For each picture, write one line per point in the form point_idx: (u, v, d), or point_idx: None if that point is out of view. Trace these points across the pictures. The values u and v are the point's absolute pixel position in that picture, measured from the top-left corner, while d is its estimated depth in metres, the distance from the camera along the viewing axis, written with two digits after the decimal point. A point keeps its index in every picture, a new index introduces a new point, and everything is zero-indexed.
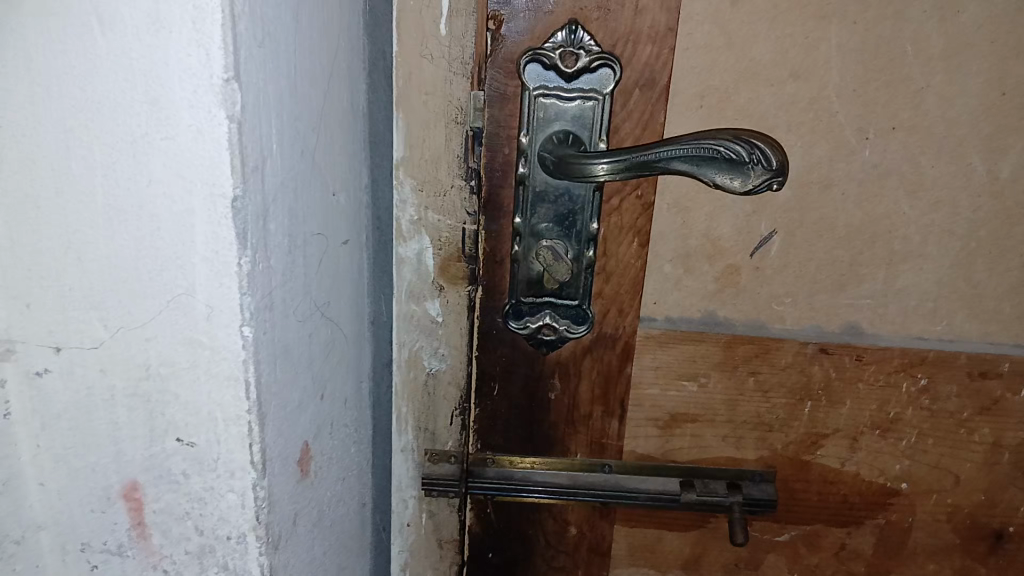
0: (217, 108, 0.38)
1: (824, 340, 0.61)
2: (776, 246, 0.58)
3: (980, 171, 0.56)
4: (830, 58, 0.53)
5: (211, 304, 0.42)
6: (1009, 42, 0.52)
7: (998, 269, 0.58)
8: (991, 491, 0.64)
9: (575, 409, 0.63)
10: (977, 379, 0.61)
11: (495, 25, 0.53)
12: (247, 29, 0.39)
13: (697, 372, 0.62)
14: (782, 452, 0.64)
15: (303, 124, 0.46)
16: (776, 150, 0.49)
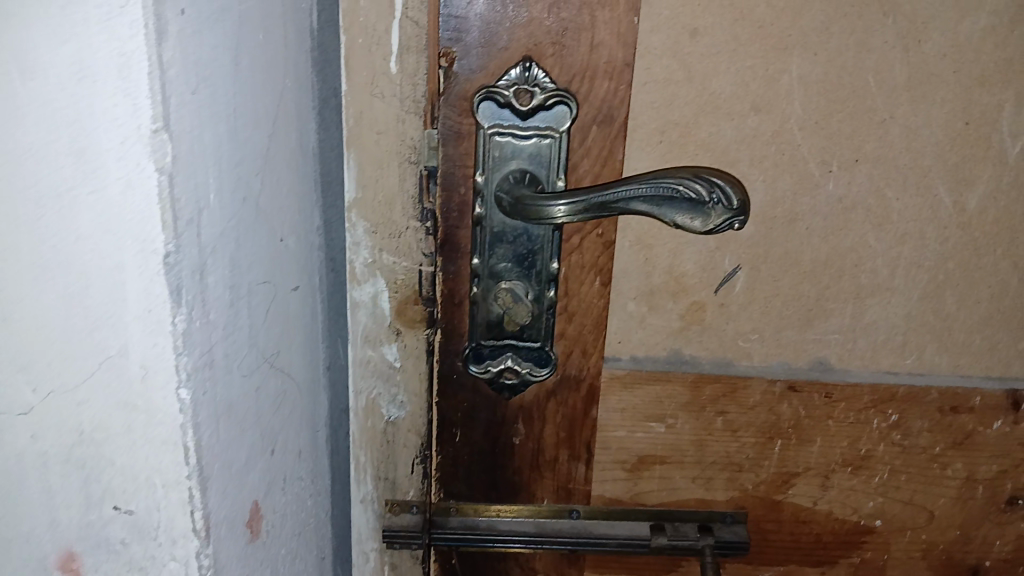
0: (146, 160, 0.36)
1: (792, 376, 0.59)
2: (741, 282, 0.56)
3: (946, 202, 0.55)
4: (791, 90, 0.52)
5: (145, 364, 0.39)
6: (972, 72, 0.52)
7: (968, 301, 0.57)
8: (965, 527, 0.63)
9: (540, 453, 0.61)
10: (949, 414, 0.60)
11: (447, 62, 0.51)
12: (178, 76, 0.36)
13: (664, 413, 0.60)
14: (752, 492, 0.62)
15: (245, 169, 0.44)
16: (737, 188, 0.48)
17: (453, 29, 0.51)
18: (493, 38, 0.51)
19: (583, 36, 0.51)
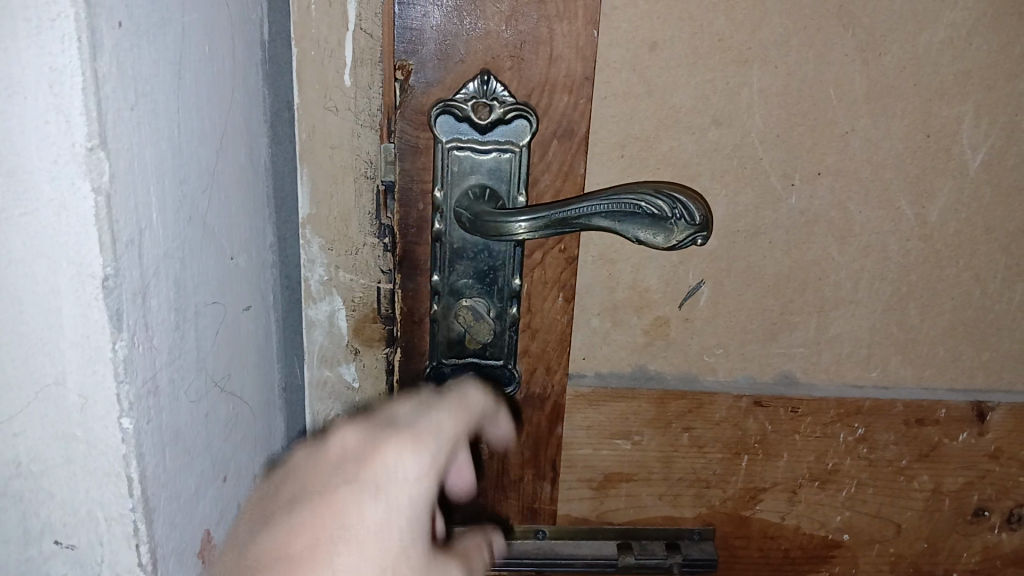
0: (81, 180, 0.34)
1: (758, 392, 0.58)
2: (705, 297, 0.56)
3: (909, 215, 0.54)
4: (752, 102, 0.51)
5: (85, 394, 0.37)
6: (931, 84, 0.51)
7: (931, 312, 0.57)
8: (932, 539, 0.63)
9: (504, 473, 0.60)
10: (914, 427, 0.59)
11: (403, 75, 0.50)
12: (115, 91, 0.35)
13: (630, 431, 0.59)
14: (720, 509, 0.61)
15: (190, 187, 0.43)
16: (700, 204, 0.48)
17: (408, 40, 0.49)
18: (449, 50, 0.49)
19: (541, 49, 0.49)
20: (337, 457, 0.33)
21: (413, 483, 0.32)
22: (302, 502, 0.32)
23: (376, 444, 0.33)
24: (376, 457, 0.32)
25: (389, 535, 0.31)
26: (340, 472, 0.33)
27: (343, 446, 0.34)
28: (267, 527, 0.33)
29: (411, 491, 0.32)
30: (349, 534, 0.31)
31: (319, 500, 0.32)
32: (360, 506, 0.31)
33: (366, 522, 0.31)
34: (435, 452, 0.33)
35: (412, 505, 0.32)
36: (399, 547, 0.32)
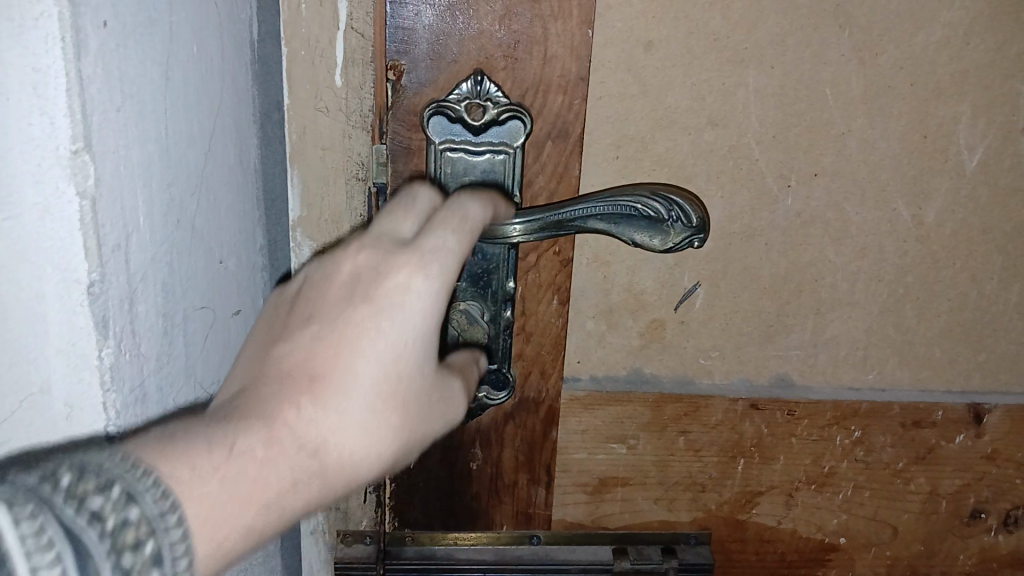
0: (66, 183, 0.33)
1: (754, 395, 0.58)
2: (700, 299, 0.55)
3: (905, 216, 0.54)
4: (748, 103, 0.51)
5: (71, 403, 0.37)
6: (928, 84, 0.51)
7: (927, 314, 0.56)
8: (929, 541, 0.62)
9: (498, 478, 0.59)
10: (911, 429, 0.59)
11: (396, 75, 0.49)
12: (101, 92, 0.34)
13: (626, 434, 0.58)
14: (716, 513, 0.61)
15: (178, 190, 0.42)
16: (695, 206, 0.49)
17: (400, 41, 0.49)
18: (441, 50, 0.49)
19: (535, 50, 0.49)
20: (349, 276, 0.35)
21: (423, 298, 0.34)
22: (317, 320, 0.34)
23: (388, 264, 0.34)
24: (389, 277, 0.34)
25: (404, 346, 0.34)
26: (352, 291, 0.34)
27: (353, 267, 0.35)
28: (283, 338, 0.34)
29: (423, 307, 0.34)
30: (366, 348, 0.33)
31: (335, 319, 0.34)
32: (374, 324, 0.33)
33: (382, 337, 0.33)
34: (445, 273, 0.35)
35: (425, 317, 0.34)
36: (413, 354, 0.34)
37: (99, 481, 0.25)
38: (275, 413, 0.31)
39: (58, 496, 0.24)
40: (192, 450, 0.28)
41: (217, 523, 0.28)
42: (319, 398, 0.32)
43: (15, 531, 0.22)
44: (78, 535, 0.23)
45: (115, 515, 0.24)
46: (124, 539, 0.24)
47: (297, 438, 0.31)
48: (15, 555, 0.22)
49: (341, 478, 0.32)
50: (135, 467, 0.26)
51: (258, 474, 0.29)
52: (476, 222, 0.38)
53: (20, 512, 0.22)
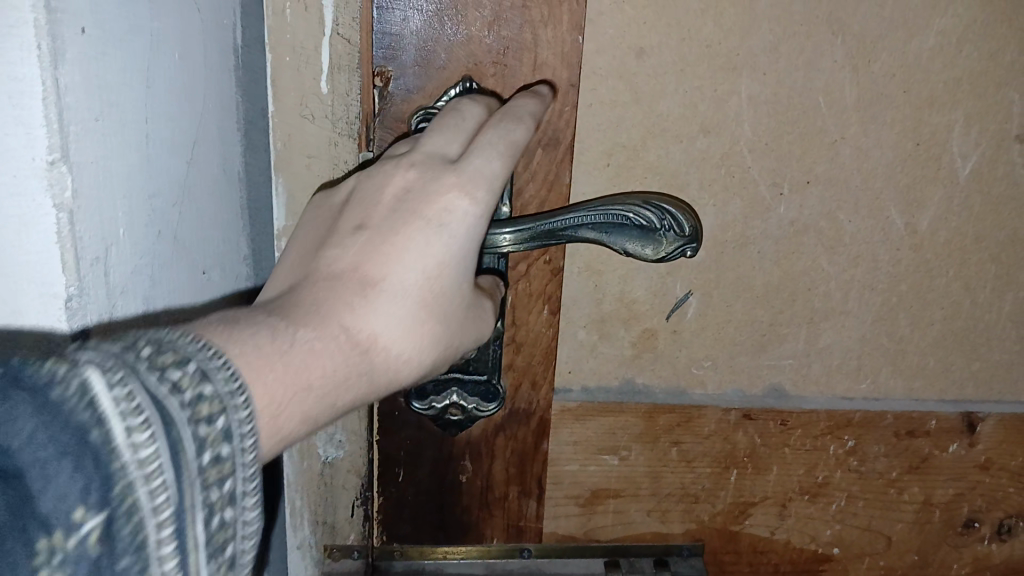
0: (43, 196, 0.32)
1: (746, 405, 0.57)
2: (693, 308, 0.55)
3: (898, 224, 0.54)
4: (740, 110, 0.50)
5: None
6: (921, 92, 0.51)
7: (921, 323, 0.56)
8: (923, 551, 0.62)
9: (489, 491, 0.58)
10: (904, 439, 0.59)
11: (383, 81, 0.48)
12: (79, 102, 0.33)
13: (617, 446, 0.58)
14: (709, 524, 0.60)
15: (160, 200, 0.41)
16: (687, 215, 0.48)
17: (386, 46, 0.48)
18: (429, 56, 0.48)
19: (525, 56, 0.48)
20: (397, 195, 0.41)
21: (463, 218, 0.41)
22: (368, 231, 0.41)
23: (434, 185, 0.41)
24: (434, 196, 0.41)
25: (444, 259, 0.40)
26: (401, 208, 0.41)
27: (401, 186, 0.41)
28: (344, 242, 0.41)
29: (465, 225, 0.41)
30: (410, 258, 0.40)
31: (387, 229, 0.40)
32: (419, 237, 0.40)
33: (425, 248, 0.40)
34: (482, 195, 0.41)
35: (464, 235, 0.41)
36: (452, 268, 0.41)
37: (175, 357, 0.27)
38: (337, 305, 0.37)
39: (141, 366, 0.26)
40: (275, 331, 0.33)
41: (286, 396, 0.32)
42: (374, 295, 0.38)
43: (108, 394, 0.25)
44: (160, 400, 0.26)
45: (189, 387, 0.27)
46: (199, 409, 0.27)
47: (355, 327, 0.37)
48: (110, 413, 0.25)
49: (386, 370, 0.38)
50: (204, 349, 0.29)
51: (326, 354, 0.34)
52: (524, 133, 0.43)
53: (111, 377, 0.25)
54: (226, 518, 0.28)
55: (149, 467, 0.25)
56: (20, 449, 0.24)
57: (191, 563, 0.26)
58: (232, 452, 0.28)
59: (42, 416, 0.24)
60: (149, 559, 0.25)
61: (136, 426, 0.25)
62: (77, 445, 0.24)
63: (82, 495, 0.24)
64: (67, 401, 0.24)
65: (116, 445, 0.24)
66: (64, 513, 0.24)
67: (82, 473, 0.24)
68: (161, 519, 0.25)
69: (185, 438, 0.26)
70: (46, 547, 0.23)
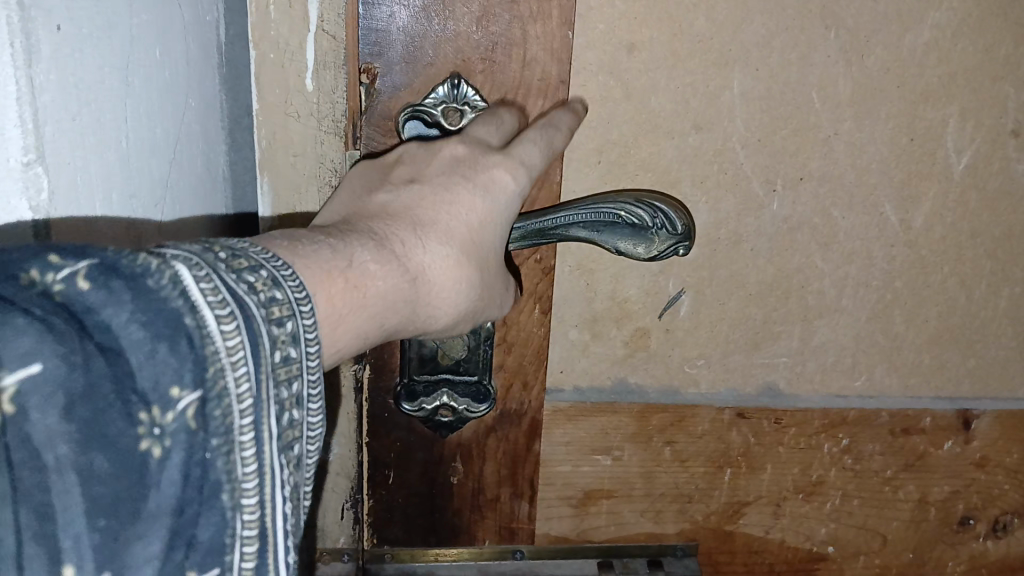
0: (17, 198, 0.31)
1: (740, 404, 0.57)
2: (686, 306, 0.54)
3: (893, 220, 0.53)
4: (733, 106, 0.50)
5: None
6: (916, 87, 0.50)
7: (917, 320, 0.55)
8: (919, 549, 0.61)
9: (480, 493, 0.57)
10: (900, 437, 0.58)
11: (369, 79, 0.47)
12: (54, 101, 0.32)
13: (610, 446, 0.57)
14: (703, 524, 0.60)
15: (141, 202, 0.40)
16: (680, 213, 0.48)
17: (372, 43, 0.47)
18: (417, 52, 0.47)
19: (514, 52, 0.47)
20: (448, 159, 0.43)
21: (507, 188, 0.43)
22: (419, 184, 0.42)
23: (487, 157, 0.43)
24: (487, 167, 0.43)
25: (487, 222, 0.42)
26: (453, 170, 0.42)
27: (455, 153, 0.43)
28: (394, 191, 0.41)
29: (507, 197, 0.43)
30: (457, 213, 0.41)
31: (438, 185, 0.42)
32: (470, 197, 0.42)
33: (474, 208, 0.42)
34: (526, 176, 0.44)
35: (506, 204, 0.43)
36: (492, 233, 0.42)
37: (248, 263, 0.29)
38: (395, 237, 0.38)
39: (219, 267, 0.28)
40: (344, 254, 0.34)
41: (351, 314, 0.33)
42: (423, 237, 0.39)
43: (196, 288, 0.27)
44: (240, 298, 0.28)
45: (264, 290, 0.29)
46: (272, 312, 0.29)
47: (410, 261, 0.38)
48: (199, 304, 0.26)
49: (423, 312, 0.39)
50: (272, 258, 0.30)
51: (387, 279, 0.35)
52: (562, 137, 0.46)
53: (198, 275, 0.27)
54: (294, 419, 0.30)
55: (236, 357, 0.27)
56: (121, 330, 0.25)
57: (268, 454, 0.28)
58: (300, 356, 0.30)
59: (139, 300, 0.25)
60: (232, 440, 0.27)
61: (223, 318, 0.27)
62: (171, 330, 0.26)
63: (177, 374, 0.26)
64: (161, 290, 0.26)
65: (205, 332, 0.26)
66: (161, 391, 0.25)
67: (177, 355, 0.26)
68: (242, 405, 0.27)
69: (263, 335, 0.28)
70: (147, 420, 0.25)
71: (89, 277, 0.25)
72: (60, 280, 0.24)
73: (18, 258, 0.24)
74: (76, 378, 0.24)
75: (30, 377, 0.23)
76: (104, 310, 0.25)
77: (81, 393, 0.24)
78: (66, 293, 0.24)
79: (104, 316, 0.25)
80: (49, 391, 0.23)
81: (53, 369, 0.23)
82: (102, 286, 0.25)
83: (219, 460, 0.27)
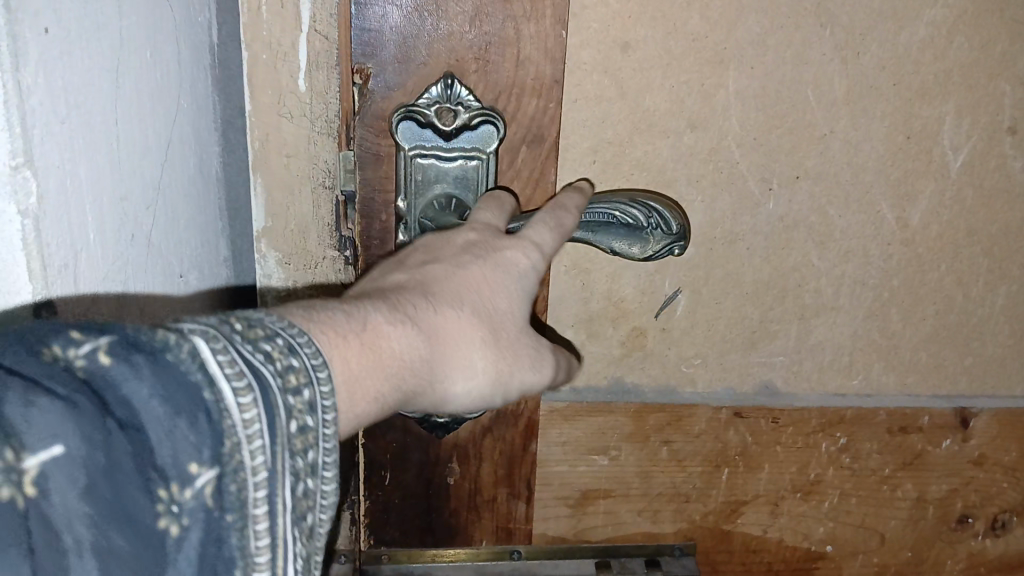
0: (6, 202, 0.31)
1: (738, 403, 0.57)
2: (682, 305, 0.54)
3: (889, 218, 0.53)
4: (728, 105, 0.49)
5: None
6: (911, 85, 0.50)
7: (913, 318, 0.55)
8: (917, 547, 0.61)
9: (477, 493, 0.57)
10: (898, 436, 0.58)
11: (362, 79, 0.47)
12: (42, 103, 0.31)
13: (607, 446, 0.57)
14: (701, 524, 0.60)
15: (132, 204, 0.40)
16: (675, 213, 0.48)
17: (365, 43, 0.46)
18: (409, 52, 0.47)
19: (508, 52, 0.47)
20: (462, 245, 0.41)
21: (521, 263, 0.41)
22: (433, 265, 0.40)
23: (498, 241, 0.42)
24: (500, 247, 0.41)
25: (504, 300, 0.40)
26: (466, 250, 0.41)
27: (468, 238, 0.42)
28: (407, 271, 0.39)
29: (524, 275, 0.41)
30: (475, 288, 0.39)
31: (453, 264, 0.40)
32: (486, 273, 0.40)
33: (491, 283, 0.40)
34: (542, 258, 0.42)
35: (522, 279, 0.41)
36: (512, 308, 0.40)
37: (264, 332, 0.27)
38: (410, 298, 0.36)
39: (235, 338, 0.26)
40: (358, 318, 0.32)
41: (366, 379, 0.31)
42: (440, 304, 0.37)
43: (214, 359, 0.25)
44: (257, 367, 0.26)
45: (280, 359, 0.27)
46: (289, 380, 0.27)
47: (424, 322, 0.35)
48: (218, 375, 0.25)
49: (441, 378, 0.36)
50: (288, 326, 0.29)
51: (403, 341, 0.33)
52: (571, 216, 0.45)
53: (216, 347, 0.25)
54: (308, 489, 0.28)
55: (253, 430, 0.25)
56: (140, 404, 0.23)
57: (280, 529, 0.26)
58: (319, 425, 0.28)
59: (158, 373, 0.24)
60: (248, 515, 0.25)
61: (242, 389, 0.25)
62: (190, 404, 0.24)
63: (196, 450, 0.24)
64: (180, 363, 0.24)
65: (225, 405, 0.25)
66: (180, 467, 0.24)
67: (196, 431, 0.24)
68: (259, 479, 0.25)
69: (280, 405, 0.26)
70: (165, 498, 0.23)
71: (110, 349, 0.23)
72: (81, 353, 0.23)
73: (39, 333, 0.23)
74: (98, 457, 0.22)
75: (53, 458, 0.21)
76: (123, 384, 0.23)
77: (102, 472, 0.22)
78: (85, 367, 0.23)
79: (123, 390, 0.23)
80: (69, 472, 0.21)
81: (74, 448, 0.21)
82: (122, 359, 0.23)
83: (232, 538, 0.25)
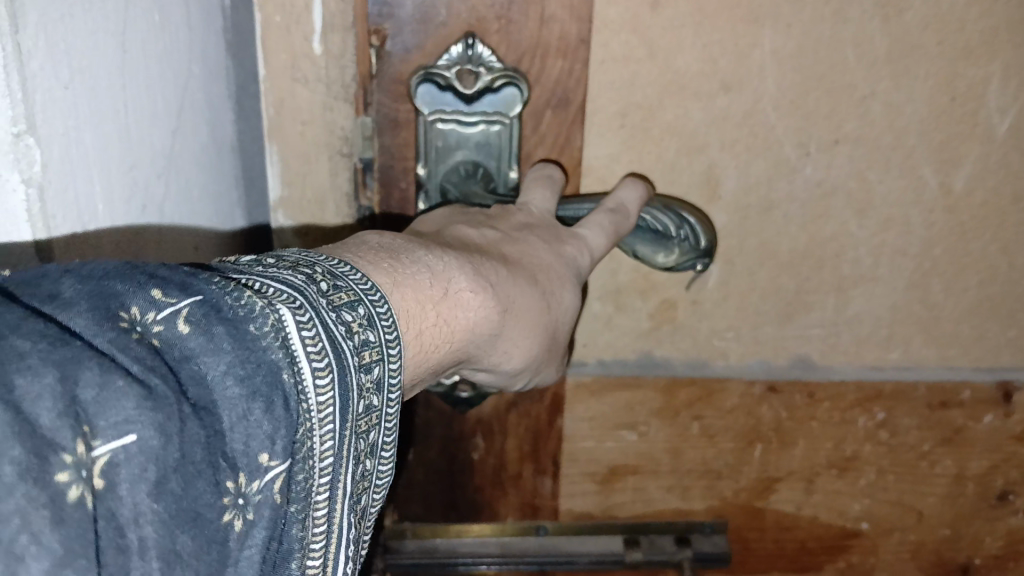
0: (9, 171, 0.29)
1: (771, 376, 0.55)
2: (714, 278, 0.52)
3: (932, 183, 0.50)
4: (764, 64, 0.47)
5: None
6: (957, 44, 0.47)
7: (955, 289, 0.53)
8: (956, 525, 0.59)
9: (502, 469, 0.56)
10: (938, 410, 0.56)
11: (379, 40, 0.46)
12: (44, 67, 0.30)
13: (635, 422, 0.55)
14: (732, 500, 0.58)
15: (142, 172, 0.38)
16: (706, 228, 0.48)
17: (383, 2, 0.45)
18: (429, 11, 0.45)
19: (531, 10, 0.45)
20: (522, 223, 0.43)
21: (575, 255, 0.42)
22: (496, 232, 0.41)
23: (561, 230, 0.43)
24: (562, 239, 0.42)
25: (559, 281, 0.41)
26: (529, 230, 0.42)
27: (529, 219, 0.43)
28: (477, 232, 0.40)
29: (578, 264, 0.43)
30: (538, 265, 0.40)
31: (515, 237, 0.41)
32: (551, 256, 0.41)
33: (553, 266, 0.41)
34: (590, 264, 0.43)
35: (571, 266, 0.42)
36: (564, 301, 0.41)
37: (348, 297, 0.28)
38: (490, 262, 0.37)
39: (320, 304, 0.27)
40: (440, 280, 0.33)
41: (432, 348, 0.33)
42: (513, 273, 0.38)
43: (297, 335, 0.25)
44: (338, 343, 0.27)
45: (358, 332, 0.28)
46: (363, 357, 0.28)
47: (503, 291, 0.36)
48: (299, 353, 0.25)
49: (498, 352, 0.38)
50: (372, 290, 0.30)
51: (475, 311, 0.35)
52: (630, 217, 0.45)
53: (300, 317, 0.26)
54: (365, 469, 0.30)
55: (326, 413, 0.26)
56: (215, 383, 0.23)
57: (338, 515, 0.28)
58: (383, 404, 0.29)
59: (237, 348, 0.24)
60: (307, 501, 0.26)
61: (320, 370, 0.26)
62: (268, 385, 0.24)
63: (269, 441, 0.24)
64: (262, 338, 0.24)
65: (302, 388, 0.25)
66: (251, 456, 0.24)
67: (271, 416, 0.24)
68: (321, 464, 0.27)
69: (354, 386, 0.27)
70: (232, 490, 0.23)
71: (190, 317, 0.23)
72: (160, 320, 0.23)
73: (118, 291, 0.23)
74: (170, 449, 0.21)
75: (125, 447, 0.20)
76: (201, 356, 0.23)
77: (174, 464, 0.21)
78: (164, 337, 0.23)
79: (199, 365, 0.23)
80: (140, 463, 0.21)
81: (148, 438, 0.21)
82: (202, 328, 0.23)
83: (293, 528, 0.26)
